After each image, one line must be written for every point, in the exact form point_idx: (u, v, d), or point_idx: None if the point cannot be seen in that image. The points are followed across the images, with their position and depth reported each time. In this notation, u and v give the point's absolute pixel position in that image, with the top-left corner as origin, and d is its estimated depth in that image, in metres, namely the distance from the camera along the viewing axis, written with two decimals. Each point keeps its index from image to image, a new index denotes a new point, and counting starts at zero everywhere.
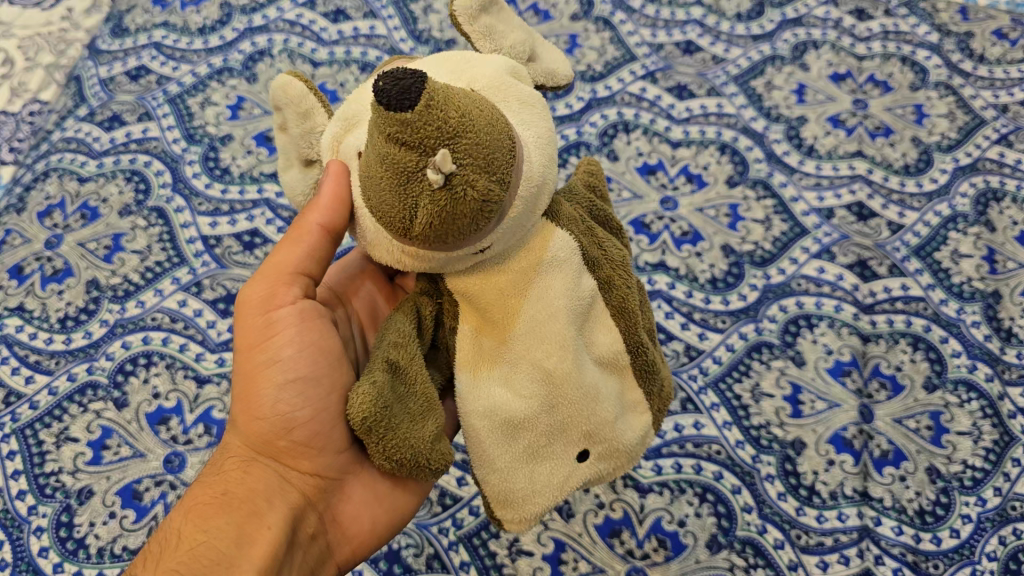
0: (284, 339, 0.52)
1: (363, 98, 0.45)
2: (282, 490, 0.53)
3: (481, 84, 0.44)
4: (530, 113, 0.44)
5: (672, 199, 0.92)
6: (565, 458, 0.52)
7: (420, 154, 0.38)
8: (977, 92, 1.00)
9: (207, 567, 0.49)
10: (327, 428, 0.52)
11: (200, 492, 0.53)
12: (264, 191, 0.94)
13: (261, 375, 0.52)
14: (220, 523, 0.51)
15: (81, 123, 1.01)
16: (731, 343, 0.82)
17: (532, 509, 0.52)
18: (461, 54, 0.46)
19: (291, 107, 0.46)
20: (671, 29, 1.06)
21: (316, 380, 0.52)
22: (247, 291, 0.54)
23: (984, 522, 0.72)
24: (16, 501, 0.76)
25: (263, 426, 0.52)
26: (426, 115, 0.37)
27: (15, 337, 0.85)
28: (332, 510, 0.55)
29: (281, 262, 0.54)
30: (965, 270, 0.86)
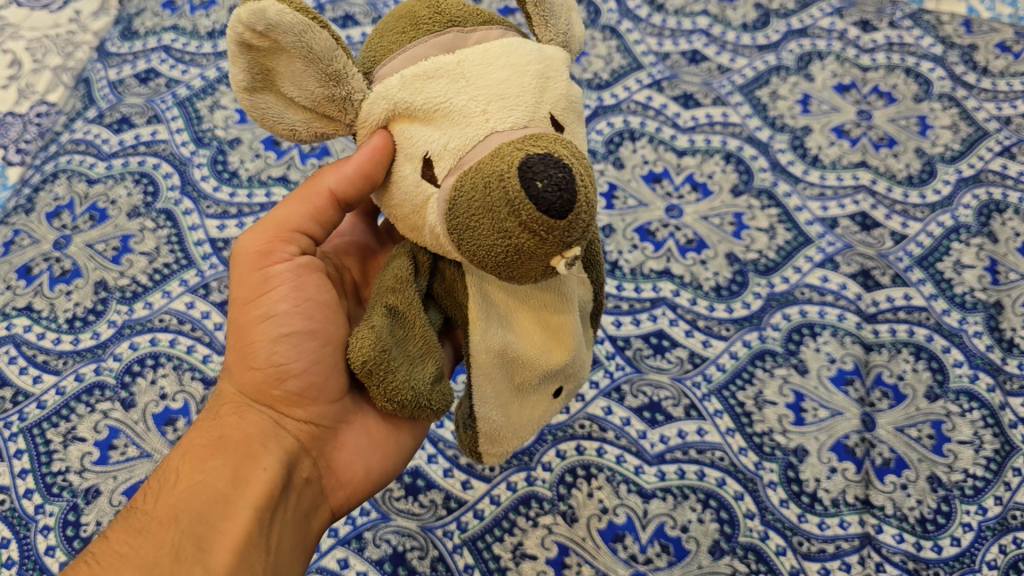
0: (280, 294, 0.53)
1: (428, 92, 0.43)
2: (276, 436, 0.55)
3: (558, 109, 0.45)
4: (574, 118, 0.46)
5: (676, 206, 0.93)
6: (545, 399, 0.56)
7: (552, 245, 0.41)
8: (981, 104, 1.00)
9: (205, 505, 0.51)
10: (320, 377, 0.54)
11: (197, 435, 0.55)
12: (272, 195, 0.95)
13: (254, 326, 0.53)
14: (218, 465, 0.53)
15: (90, 125, 1.01)
16: (734, 350, 0.83)
17: (512, 443, 0.57)
18: (525, 49, 0.45)
19: (314, 61, 0.43)
20: (678, 38, 1.07)
21: (309, 332, 0.53)
22: (242, 244, 0.54)
23: (985, 531, 0.73)
24: (23, 499, 0.76)
25: (257, 375, 0.54)
26: (573, 221, 0.40)
27: (23, 337, 0.85)
28: (327, 456, 0.58)
29: (281, 218, 0.54)
30: (967, 280, 0.87)
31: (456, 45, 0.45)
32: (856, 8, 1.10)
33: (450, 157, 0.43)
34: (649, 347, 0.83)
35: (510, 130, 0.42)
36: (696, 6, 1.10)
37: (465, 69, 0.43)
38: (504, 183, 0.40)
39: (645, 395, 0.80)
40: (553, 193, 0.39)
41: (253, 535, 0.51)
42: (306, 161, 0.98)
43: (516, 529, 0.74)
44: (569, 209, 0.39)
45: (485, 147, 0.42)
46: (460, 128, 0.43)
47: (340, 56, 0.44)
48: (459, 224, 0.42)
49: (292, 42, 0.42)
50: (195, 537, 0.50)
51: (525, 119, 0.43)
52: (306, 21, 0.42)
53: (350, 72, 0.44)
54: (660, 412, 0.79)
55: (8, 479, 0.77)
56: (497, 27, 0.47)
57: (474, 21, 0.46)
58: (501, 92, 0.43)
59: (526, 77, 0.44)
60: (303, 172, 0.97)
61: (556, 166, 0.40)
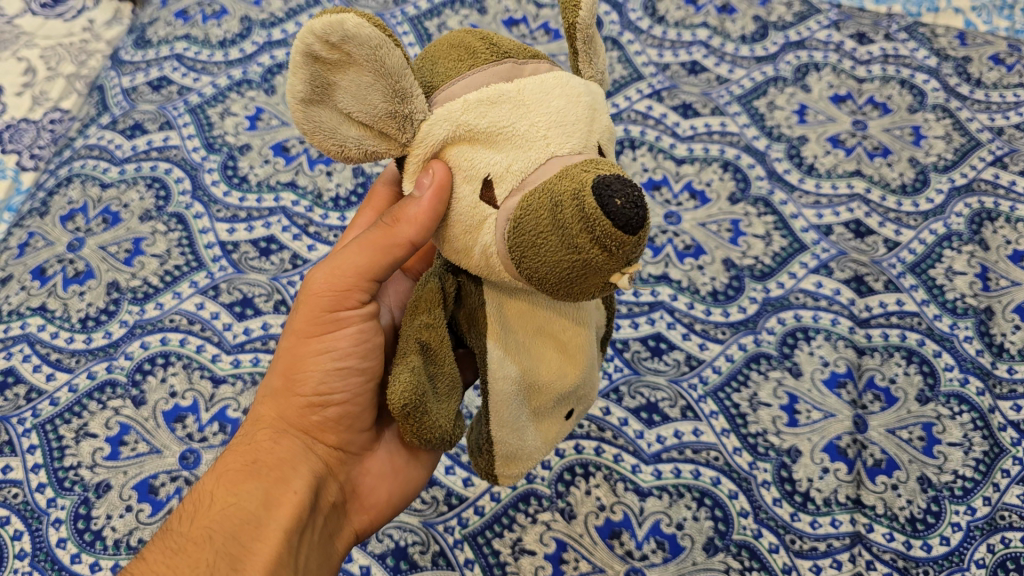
0: (343, 334, 0.56)
1: (492, 116, 0.44)
2: (309, 460, 0.59)
3: (603, 139, 0.47)
4: (610, 148, 0.49)
5: (675, 213, 0.95)
6: (560, 423, 0.58)
7: (618, 259, 0.43)
8: (974, 115, 1.03)
9: (237, 527, 0.55)
10: (360, 409, 0.59)
11: (232, 457, 0.59)
12: (281, 200, 0.98)
13: (309, 358, 0.57)
14: (251, 488, 0.57)
15: (104, 131, 1.04)
16: (730, 353, 0.85)
17: (530, 462, 0.58)
18: (574, 81, 0.47)
19: (382, 76, 0.44)
20: (678, 49, 1.10)
21: (360, 369, 0.57)
22: (315, 280, 0.56)
23: (974, 530, 0.75)
24: (36, 493, 0.78)
25: (301, 402, 0.58)
26: (639, 236, 0.43)
27: (37, 336, 0.88)
28: (352, 481, 0.62)
29: (358, 265, 0.55)
30: (958, 287, 0.89)
31: (513, 74, 0.46)
32: (852, 21, 1.13)
33: (513, 178, 0.44)
34: (647, 350, 0.85)
35: (573, 155, 0.45)
36: (696, 18, 1.13)
37: (526, 97, 0.45)
38: (580, 200, 0.42)
39: (642, 396, 0.82)
40: (628, 209, 0.42)
41: (283, 556, 0.55)
42: (314, 167, 1.00)
43: (515, 525, 0.75)
44: (638, 226, 0.42)
45: (548, 170, 0.44)
46: (524, 151, 0.44)
47: (408, 75, 0.44)
48: (525, 242, 0.44)
49: (362, 54, 0.43)
50: (229, 556, 0.54)
51: (582, 146, 0.45)
52: (382, 37, 0.43)
53: (415, 91, 0.44)
54: (657, 413, 0.81)
55: (22, 473, 0.79)
56: (546, 62, 0.48)
57: (523, 54, 0.47)
58: (561, 120, 0.45)
59: (579, 107, 0.46)
60: (311, 177, 0.99)
61: (624, 181, 0.42)
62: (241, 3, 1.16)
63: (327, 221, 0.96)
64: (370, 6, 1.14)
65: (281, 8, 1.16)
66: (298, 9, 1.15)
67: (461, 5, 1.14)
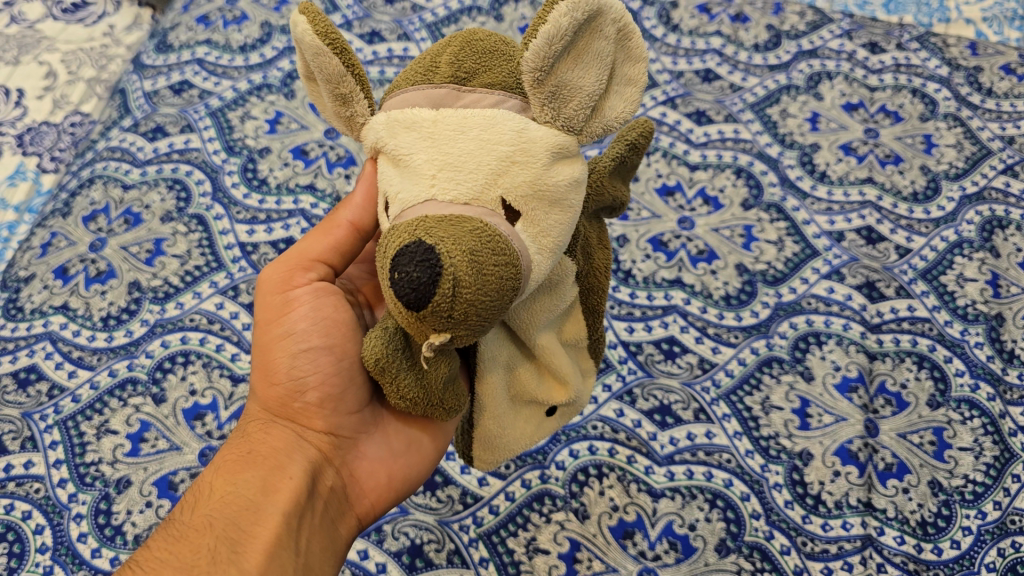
0: (298, 314, 0.60)
1: (399, 142, 0.45)
2: (300, 447, 0.61)
3: (514, 195, 0.43)
4: (552, 216, 0.45)
5: (688, 219, 0.96)
6: (535, 418, 0.60)
7: (423, 323, 0.40)
8: (985, 124, 1.04)
9: (237, 513, 0.58)
10: (338, 391, 0.60)
11: (230, 452, 0.62)
12: (300, 202, 0.99)
13: (276, 346, 0.60)
14: (248, 477, 0.60)
15: (126, 134, 1.06)
16: (743, 357, 0.86)
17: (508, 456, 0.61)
18: (504, 125, 0.44)
19: (329, 83, 0.49)
20: (691, 57, 1.11)
21: (325, 347, 0.59)
22: (267, 272, 0.62)
23: (984, 534, 0.75)
24: (58, 488, 0.79)
25: (280, 390, 0.61)
26: (432, 313, 0.39)
27: (59, 334, 0.89)
28: (349, 466, 0.63)
29: (303, 250, 0.62)
30: (969, 293, 0.90)
31: (446, 102, 0.45)
32: (865, 30, 1.14)
33: (398, 206, 0.44)
34: (660, 353, 0.86)
35: (446, 203, 0.42)
36: (709, 27, 1.14)
37: (437, 128, 0.44)
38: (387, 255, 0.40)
39: (655, 399, 0.83)
40: (406, 286, 0.39)
41: (282, 537, 0.57)
42: (333, 170, 1.02)
43: (530, 524, 0.76)
44: (424, 303, 0.39)
45: (416, 210, 0.42)
46: (412, 183, 0.43)
47: (348, 81, 0.49)
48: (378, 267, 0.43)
49: (316, 66, 0.48)
50: (230, 540, 0.56)
51: (468, 195, 0.42)
52: (320, 46, 0.47)
53: (356, 96, 0.49)
54: (670, 415, 0.82)
55: (44, 468, 0.81)
56: (501, 93, 0.45)
57: (481, 79, 0.46)
58: (455, 161, 0.42)
59: (487, 155, 0.43)
60: (330, 180, 1.01)
61: (422, 262, 0.38)
62: (262, 9, 1.18)
63: None
64: (388, 12, 1.16)
65: None
66: None
67: (478, 13, 1.16)
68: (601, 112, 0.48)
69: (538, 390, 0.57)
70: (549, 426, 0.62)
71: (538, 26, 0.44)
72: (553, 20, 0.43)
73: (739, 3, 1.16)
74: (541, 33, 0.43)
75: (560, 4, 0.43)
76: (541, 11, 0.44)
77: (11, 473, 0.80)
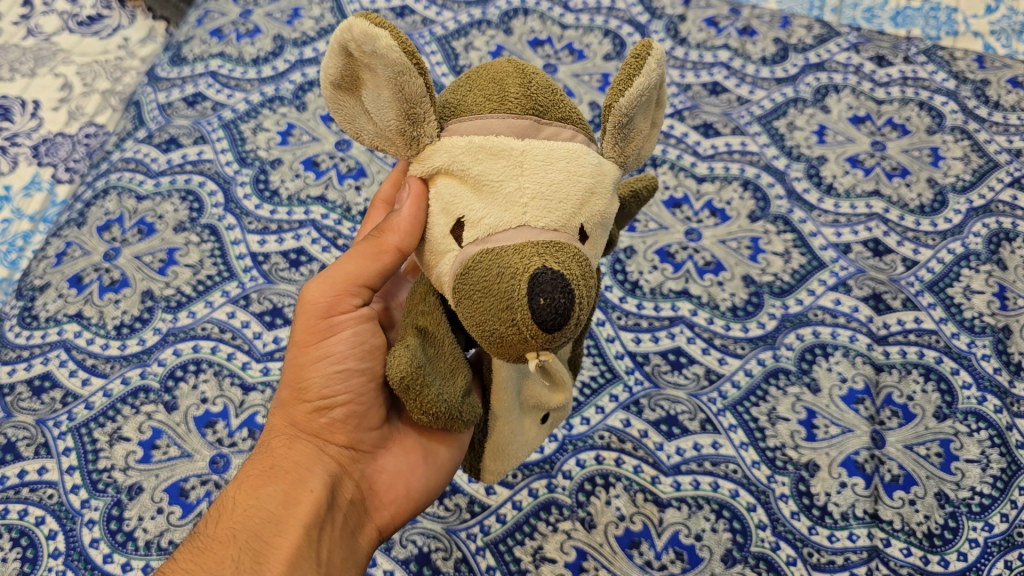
0: (340, 338, 0.60)
1: (480, 169, 0.47)
2: (323, 461, 0.63)
3: (591, 223, 0.49)
4: (604, 237, 0.51)
5: (696, 230, 0.97)
6: (538, 424, 0.64)
7: (540, 347, 0.46)
8: (992, 137, 1.04)
9: (260, 524, 0.59)
10: (364, 407, 0.63)
11: (252, 466, 0.63)
12: (311, 213, 1.00)
13: (311, 365, 0.61)
14: (270, 491, 0.61)
15: (140, 145, 1.07)
16: (749, 368, 0.86)
17: (512, 461, 0.64)
18: (586, 159, 0.49)
19: (402, 99, 0.49)
20: (699, 70, 1.12)
21: (359, 369, 0.61)
22: (309, 292, 0.61)
23: (991, 547, 0.75)
24: (70, 494, 0.80)
25: (308, 407, 0.63)
26: (559, 336, 0.45)
27: (73, 342, 0.90)
28: (368, 478, 0.65)
29: (349, 273, 0.60)
30: (976, 305, 0.90)
31: (528, 132, 0.48)
32: (872, 44, 1.15)
33: (483, 230, 0.47)
34: (667, 363, 0.87)
35: (540, 231, 0.46)
36: (717, 40, 1.15)
37: (526, 159, 0.47)
38: (514, 284, 0.44)
39: (662, 409, 0.84)
40: (549, 313, 0.44)
41: (304, 548, 0.59)
42: (344, 182, 1.03)
43: (537, 533, 0.77)
44: (561, 327, 0.44)
45: (513, 236, 0.46)
46: (501, 211, 0.47)
47: (424, 103, 0.50)
48: (471, 292, 0.46)
49: (392, 81, 0.49)
50: (253, 551, 0.58)
51: (559, 224, 0.47)
52: (406, 65, 0.48)
53: (427, 119, 0.50)
54: (677, 426, 0.83)
55: (57, 474, 0.82)
56: (572, 128, 0.50)
57: (554, 114, 0.50)
58: (546, 192, 0.47)
59: (574, 186, 0.47)
60: (340, 192, 1.02)
61: (562, 290, 0.44)
62: (274, 22, 1.19)
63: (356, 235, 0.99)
64: (399, 26, 1.18)
65: (313, 27, 1.19)
66: (330, 28, 1.18)
67: (488, 26, 1.17)
68: (642, 154, 0.56)
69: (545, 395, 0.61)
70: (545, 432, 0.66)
71: (629, 78, 0.50)
72: (647, 75, 0.50)
73: (746, 17, 1.17)
74: (637, 83, 0.50)
75: (648, 61, 0.51)
76: (627, 62, 0.51)
77: (25, 479, 0.81)
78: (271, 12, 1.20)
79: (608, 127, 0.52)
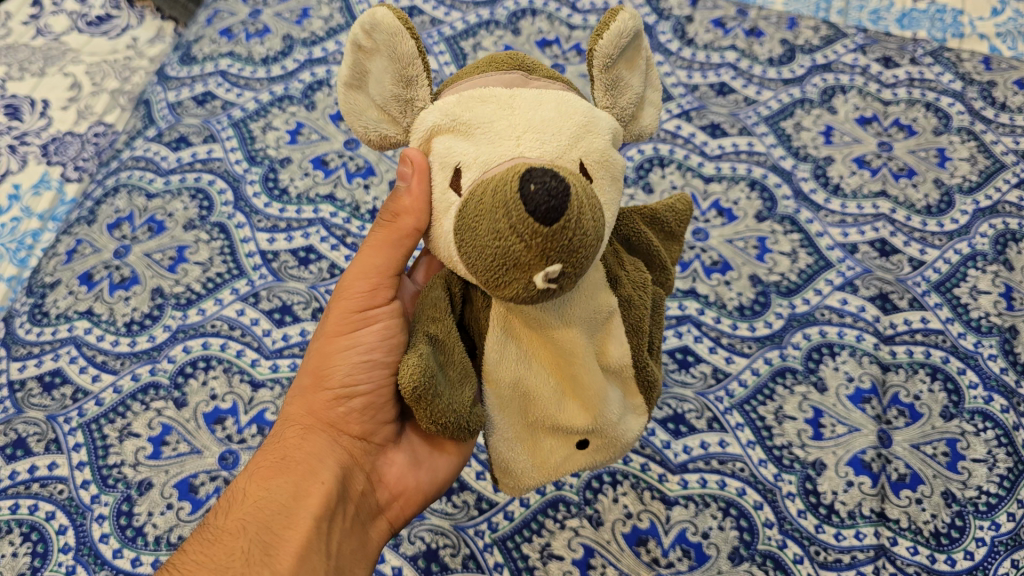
0: (371, 330, 0.62)
1: (473, 112, 0.51)
2: (335, 452, 0.63)
3: (590, 158, 0.50)
4: (613, 190, 0.52)
5: (703, 230, 0.97)
6: (565, 447, 0.61)
7: (539, 257, 0.45)
8: (998, 138, 1.05)
9: (270, 516, 0.59)
10: (383, 399, 0.63)
11: (265, 456, 0.63)
12: (320, 211, 1.01)
13: (337, 354, 0.62)
14: (281, 482, 0.61)
15: (150, 144, 1.08)
16: (756, 367, 0.86)
17: (531, 479, 0.61)
18: (576, 103, 0.52)
19: (396, 62, 0.53)
20: (706, 71, 1.12)
21: (385, 362, 0.62)
22: (344, 282, 0.63)
23: (998, 545, 0.75)
24: (81, 489, 0.81)
25: (328, 396, 0.63)
26: (559, 232, 0.44)
27: (83, 338, 0.91)
28: (378, 471, 0.65)
29: (380, 264, 0.62)
30: (983, 306, 0.90)
31: (516, 84, 0.53)
32: (878, 45, 1.15)
33: (478, 167, 0.49)
34: (674, 362, 0.87)
35: (535, 157, 0.48)
36: (724, 41, 1.15)
37: (515, 102, 0.51)
38: (506, 187, 0.45)
39: (669, 407, 0.84)
40: (543, 198, 0.44)
41: (313, 541, 0.59)
42: (353, 180, 1.04)
43: (544, 530, 0.77)
44: (557, 220, 0.44)
45: (507, 162, 0.48)
46: (492, 145, 0.49)
47: (417, 65, 0.54)
48: (468, 222, 0.47)
49: (387, 48, 0.53)
50: (262, 543, 0.58)
51: (554, 152, 0.49)
52: (400, 28, 0.53)
53: (420, 79, 0.54)
54: (684, 424, 0.83)
55: (67, 470, 0.82)
56: (560, 83, 0.55)
57: (541, 73, 0.55)
58: (539, 125, 0.49)
59: (567, 123, 0.50)
60: (349, 190, 1.03)
61: (553, 176, 0.45)
62: (283, 22, 1.20)
63: (365, 233, 0.99)
64: None
65: (322, 27, 1.19)
66: (339, 28, 1.19)
67: (496, 26, 1.18)
68: (637, 121, 0.60)
69: (566, 412, 0.58)
70: (582, 461, 0.62)
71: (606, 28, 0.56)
72: (621, 22, 0.56)
73: (753, 18, 1.18)
74: (612, 28, 0.55)
75: (621, 15, 0.56)
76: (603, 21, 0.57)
77: (35, 474, 0.82)
78: (281, 11, 1.21)
79: (594, 76, 0.57)
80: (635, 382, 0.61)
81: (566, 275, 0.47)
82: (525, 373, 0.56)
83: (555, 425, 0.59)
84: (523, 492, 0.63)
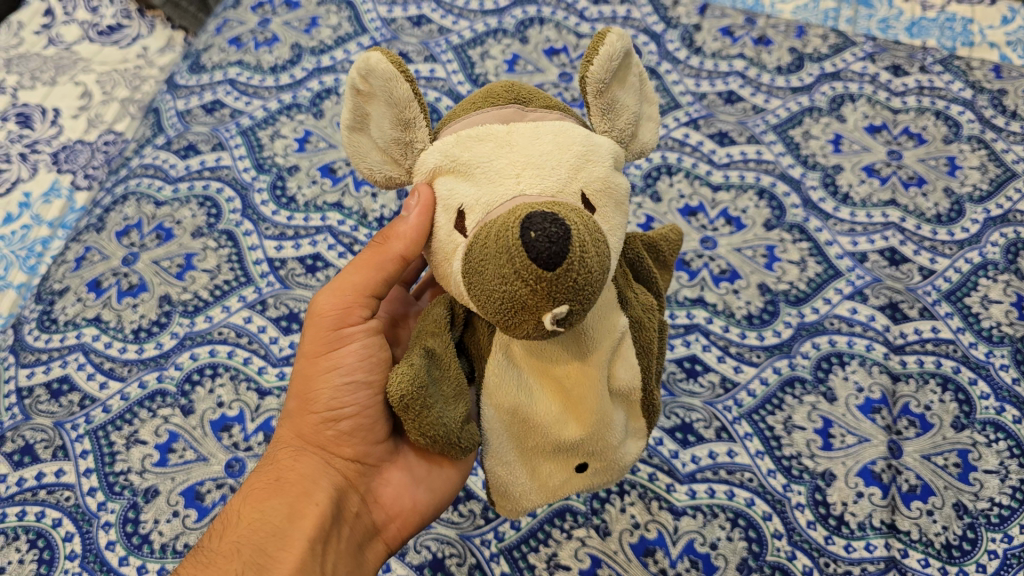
0: (348, 349, 0.62)
1: (469, 152, 0.51)
2: (327, 474, 0.64)
3: (592, 188, 0.50)
4: (615, 212, 0.52)
5: (711, 238, 0.97)
6: (563, 472, 0.60)
7: (547, 303, 0.44)
8: (1009, 147, 1.04)
9: (265, 539, 0.60)
10: (371, 420, 0.63)
11: (259, 477, 0.64)
12: (327, 219, 1.01)
13: (318, 376, 0.62)
14: (275, 505, 0.62)
15: (159, 151, 1.08)
16: (765, 376, 0.86)
17: (526, 501, 0.61)
18: (574, 133, 0.52)
19: (393, 107, 0.53)
20: (714, 79, 1.12)
21: (366, 382, 0.62)
22: (320, 303, 0.63)
23: (1010, 558, 0.74)
24: (87, 496, 0.81)
25: (315, 418, 0.63)
26: (562, 275, 0.43)
27: (91, 345, 0.91)
28: (373, 491, 0.66)
29: (358, 284, 0.63)
30: (994, 315, 0.89)
31: (512, 118, 0.53)
32: (888, 53, 1.14)
33: (480, 211, 0.49)
34: (682, 371, 0.87)
35: (536, 196, 0.48)
36: (732, 49, 1.15)
37: (512, 138, 0.50)
38: (508, 231, 0.44)
39: (677, 417, 0.84)
40: (543, 242, 0.43)
41: (308, 561, 0.60)
42: (360, 189, 1.04)
43: (551, 540, 0.77)
44: (559, 259, 0.43)
45: (510, 203, 0.48)
46: (493, 184, 0.49)
47: (415, 107, 0.53)
48: (476, 267, 0.46)
49: (385, 95, 0.53)
50: (256, 566, 0.59)
51: (554, 189, 0.49)
52: (394, 72, 0.52)
53: (418, 122, 0.54)
54: (692, 433, 0.83)
55: (74, 477, 0.82)
56: (556, 113, 0.55)
57: (537, 104, 0.55)
58: (538, 162, 0.49)
59: (565, 154, 0.50)
60: (356, 199, 1.03)
61: (553, 222, 0.44)
62: (292, 30, 1.20)
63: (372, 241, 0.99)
64: (416, 34, 1.19)
65: (330, 36, 1.20)
66: (347, 37, 1.19)
67: (503, 35, 1.18)
68: (637, 139, 0.60)
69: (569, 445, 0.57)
70: (580, 480, 0.62)
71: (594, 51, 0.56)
72: (610, 47, 0.55)
73: (761, 26, 1.17)
74: (601, 55, 0.55)
75: (612, 37, 0.56)
76: (592, 41, 0.57)
77: (42, 481, 0.82)
78: (290, 20, 1.21)
79: (589, 99, 0.57)
80: (641, 410, 0.61)
81: (576, 314, 0.46)
82: (522, 402, 0.55)
83: (554, 452, 0.58)
84: (517, 513, 0.62)
